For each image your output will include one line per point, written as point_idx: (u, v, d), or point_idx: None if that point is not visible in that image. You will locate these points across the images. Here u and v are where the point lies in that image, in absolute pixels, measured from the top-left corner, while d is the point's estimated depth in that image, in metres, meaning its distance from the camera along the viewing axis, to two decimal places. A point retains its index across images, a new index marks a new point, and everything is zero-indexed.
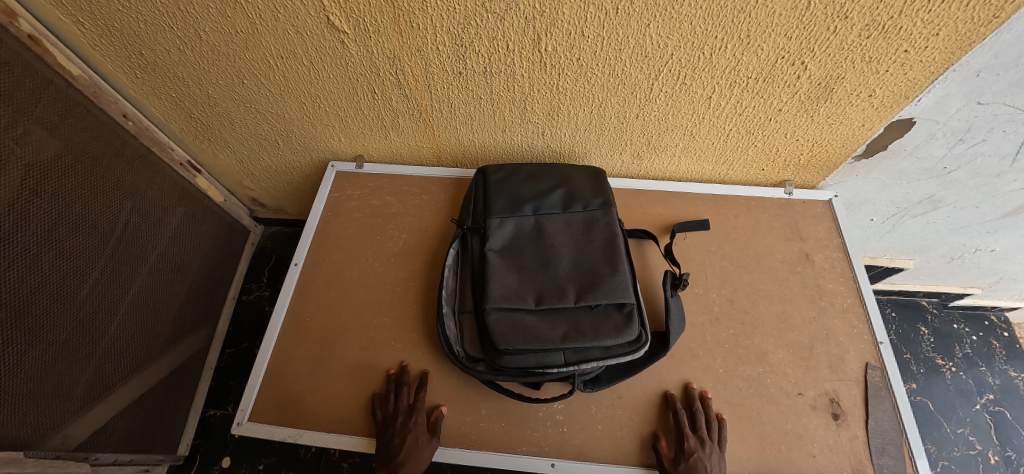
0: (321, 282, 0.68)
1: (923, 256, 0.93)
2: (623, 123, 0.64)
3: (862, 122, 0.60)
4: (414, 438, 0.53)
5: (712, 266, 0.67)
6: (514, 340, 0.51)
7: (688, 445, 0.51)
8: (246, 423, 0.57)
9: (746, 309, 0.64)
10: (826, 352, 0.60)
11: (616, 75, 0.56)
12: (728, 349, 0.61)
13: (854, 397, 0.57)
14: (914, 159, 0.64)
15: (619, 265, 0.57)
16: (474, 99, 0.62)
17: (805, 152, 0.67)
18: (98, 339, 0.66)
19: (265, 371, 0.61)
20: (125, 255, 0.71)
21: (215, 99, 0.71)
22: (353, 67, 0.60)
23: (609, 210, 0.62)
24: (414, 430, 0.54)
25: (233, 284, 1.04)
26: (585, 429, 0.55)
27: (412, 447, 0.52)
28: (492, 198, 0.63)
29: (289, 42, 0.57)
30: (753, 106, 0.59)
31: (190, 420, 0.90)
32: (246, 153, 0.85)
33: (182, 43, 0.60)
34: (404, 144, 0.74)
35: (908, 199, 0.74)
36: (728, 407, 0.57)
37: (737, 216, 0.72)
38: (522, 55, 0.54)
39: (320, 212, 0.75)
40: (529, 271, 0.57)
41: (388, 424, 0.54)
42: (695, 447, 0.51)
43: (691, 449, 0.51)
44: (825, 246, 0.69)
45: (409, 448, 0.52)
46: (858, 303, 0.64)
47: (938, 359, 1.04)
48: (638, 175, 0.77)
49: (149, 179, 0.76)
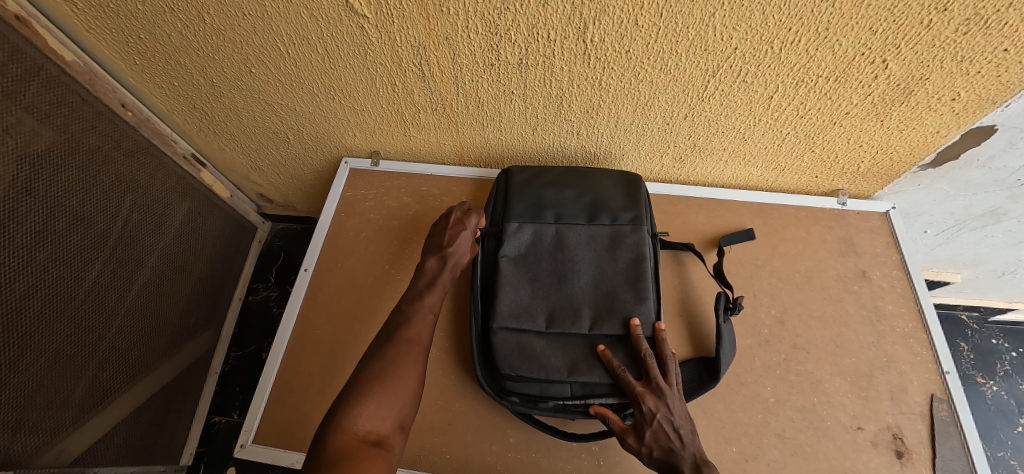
0: (333, 289, 0.63)
1: (971, 270, 0.87)
2: (668, 123, 0.58)
3: (937, 129, 0.53)
4: (469, 233, 0.52)
5: (760, 282, 0.62)
6: (518, 365, 0.47)
7: (644, 409, 0.42)
8: (251, 446, 0.52)
9: (798, 331, 0.58)
10: (887, 382, 0.55)
11: (668, 70, 0.50)
12: (779, 375, 0.56)
13: (919, 433, 0.52)
14: (985, 170, 0.58)
15: (645, 293, 0.50)
16: (505, 94, 0.57)
17: (866, 160, 0.61)
18: (95, 346, 0.62)
19: (273, 386, 0.56)
20: (124, 255, 0.66)
21: (220, 88, 0.65)
22: (372, 55, 0.54)
23: (640, 226, 0.54)
24: (468, 226, 0.53)
25: (239, 284, 0.99)
26: (622, 462, 0.50)
27: (464, 240, 0.51)
28: (511, 199, 0.57)
29: (302, 27, 0.51)
30: (818, 108, 0.53)
31: (194, 426, 0.86)
32: (254, 147, 0.79)
33: (183, 26, 0.54)
34: (424, 141, 0.69)
35: (969, 211, 0.68)
36: (780, 441, 0.52)
37: (786, 227, 0.66)
38: (563, 46, 0.48)
39: (332, 213, 0.70)
40: (543, 286, 0.52)
41: (441, 222, 0.54)
42: (653, 408, 0.42)
43: (648, 413, 0.42)
44: (883, 263, 0.63)
45: (460, 239, 0.51)
46: (921, 327, 0.58)
47: (978, 377, 0.98)
48: (676, 180, 0.71)
49: (150, 173, 0.71)
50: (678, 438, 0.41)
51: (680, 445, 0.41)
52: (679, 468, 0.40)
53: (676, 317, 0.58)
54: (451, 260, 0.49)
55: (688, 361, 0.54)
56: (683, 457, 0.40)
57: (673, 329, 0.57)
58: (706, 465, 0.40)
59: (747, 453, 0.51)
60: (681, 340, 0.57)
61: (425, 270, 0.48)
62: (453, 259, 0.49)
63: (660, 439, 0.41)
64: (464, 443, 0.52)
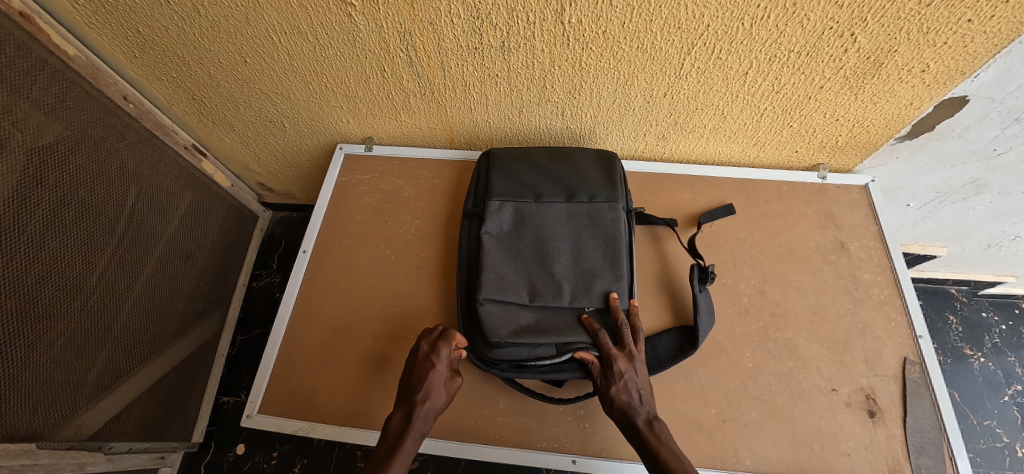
0: (330, 270, 0.66)
1: (958, 243, 0.88)
2: (649, 102, 0.60)
3: (910, 100, 0.55)
4: (439, 375, 0.48)
5: (742, 255, 0.64)
6: (504, 333, 0.49)
7: (615, 368, 0.46)
8: (257, 415, 0.55)
9: (777, 301, 0.60)
10: (862, 346, 0.57)
11: (645, 48, 0.51)
12: (758, 342, 0.58)
13: (891, 394, 0.55)
14: (962, 141, 0.59)
15: (621, 269, 0.53)
16: (490, 77, 0.59)
17: (844, 133, 0.62)
18: (108, 328, 0.65)
19: (274, 361, 0.59)
20: (132, 243, 0.69)
21: (217, 80, 0.67)
22: (361, 42, 0.56)
23: (616, 204, 0.57)
24: (436, 365, 0.48)
25: (242, 272, 1.02)
26: (606, 425, 0.53)
27: (433, 385, 0.47)
28: (493, 180, 0.60)
29: (294, 17, 0.53)
30: (792, 83, 0.54)
31: (203, 407, 0.90)
32: (252, 136, 0.82)
33: (180, 19, 0.56)
34: (415, 125, 0.71)
35: (950, 183, 0.69)
36: (759, 403, 0.54)
37: (768, 202, 0.68)
38: (543, 28, 0.50)
39: (328, 197, 0.72)
40: (526, 261, 0.54)
41: (409, 357, 0.50)
42: (622, 368, 0.46)
43: (616, 372, 0.46)
44: (862, 234, 0.64)
45: (429, 384, 0.47)
46: (897, 294, 0.60)
47: (966, 349, 0.99)
48: (661, 158, 0.73)
49: (153, 163, 0.74)
50: (638, 395, 0.45)
51: (638, 402, 0.45)
52: (634, 422, 0.44)
53: (658, 289, 0.61)
54: (419, 413, 0.46)
55: (670, 330, 0.56)
56: (640, 411, 0.45)
57: (655, 301, 0.60)
58: (658, 421, 0.44)
59: (725, 414, 0.54)
60: (663, 311, 0.59)
61: (391, 429, 0.46)
62: (419, 414, 0.45)
63: (622, 394, 0.45)
64: (457, 411, 0.54)
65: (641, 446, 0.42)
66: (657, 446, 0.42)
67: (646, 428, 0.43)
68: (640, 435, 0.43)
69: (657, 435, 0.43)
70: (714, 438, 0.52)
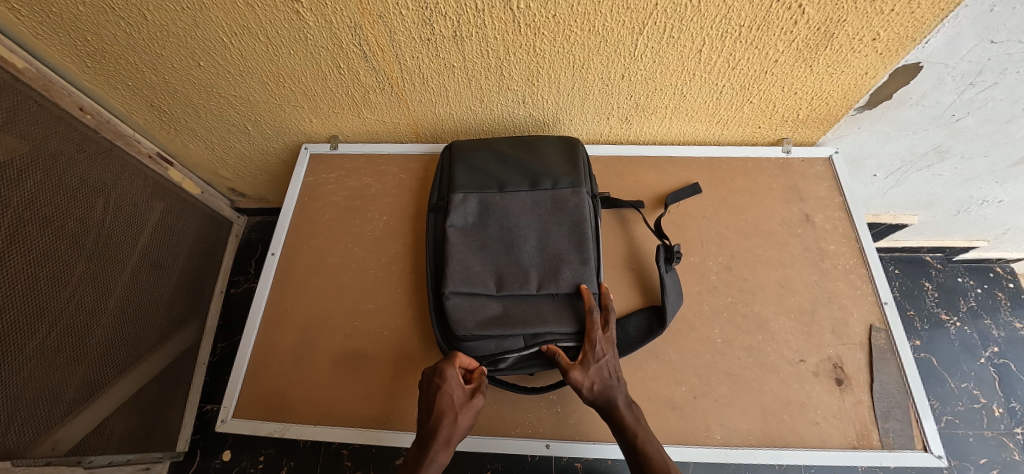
0: (300, 272, 0.65)
1: (928, 211, 0.89)
2: (608, 85, 0.60)
3: (865, 70, 0.55)
4: (450, 398, 0.45)
5: (709, 233, 0.64)
6: (471, 325, 0.49)
7: (595, 350, 0.47)
8: (231, 420, 0.55)
9: (744, 276, 0.61)
10: (829, 316, 0.58)
11: (597, 31, 0.51)
12: (726, 318, 0.59)
13: (858, 361, 0.55)
14: (920, 109, 0.59)
15: (588, 253, 0.53)
16: (447, 68, 0.58)
17: (803, 106, 0.63)
18: (85, 342, 0.65)
19: (248, 364, 0.59)
20: (100, 258, 0.68)
21: (174, 86, 0.66)
22: (312, 39, 0.55)
23: (579, 189, 0.57)
24: (444, 388, 0.45)
25: (220, 279, 1.01)
26: (579, 409, 0.54)
27: (445, 409, 0.44)
28: (456, 173, 0.60)
29: (241, 16, 0.52)
30: (747, 58, 0.54)
31: (188, 416, 0.90)
32: (217, 142, 0.81)
33: (128, 25, 0.55)
34: (378, 121, 0.70)
35: (914, 151, 0.70)
36: (728, 378, 0.55)
37: (734, 179, 0.68)
38: (493, 15, 0.49)
39: (296, 198, 0.72)
40: (492, 252, 0.54)
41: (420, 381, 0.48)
42: (601, 350, 0.48)
43: (596, 353, 0.47)
44: (826, 206, 0.65)
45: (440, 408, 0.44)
46: (861, 263, 0.61)
47: (942, 314, 1.01)
48: (627, 140, 0.73)
49: (117, 173, 0.72)
50: (615, 377, 0.47)
51: (615, 384, 0.47)
52: (616, 402, 0.45)
53: (626, 271, 0.61)
54: (435, 441, 0.43)
55: (639, 311, 0.56)
56: (617, 392, 0.46)
57: (624, 283, 0.60)
58: (632, 402, 0.47)
59: (696, 391, 0.54)
60: (632, 293, 0.59)
61: (408, 459, 0.44)
62: (435, 441, 0.43)
63: (601, 376, 0.46)
64: None
65: (620, 427, 0.44)
66: (634, 427, 0.44)
67: (624, 408, 0.46)
68: (619, 416, 0.45)
69: (634, 416, 0.45)
70: (685, 414, 0.53)
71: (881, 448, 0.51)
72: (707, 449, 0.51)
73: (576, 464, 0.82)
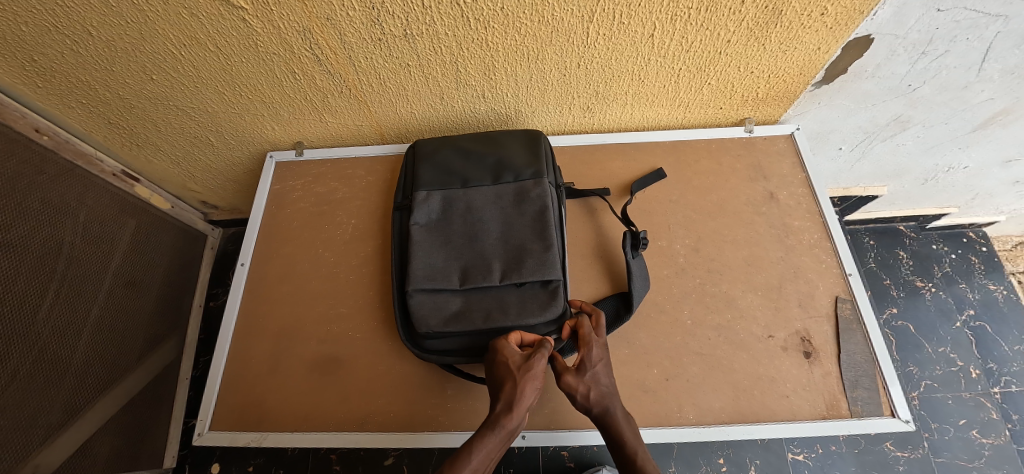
0: (271, 280, 0.65)
1: (896, 181, 0.91)
2: (566, 74, 0.60)
3: (817, 45, 0.54)
4: (510, 362, 0.45)
5: (676, 216, 0.65)
6: (434, 322, 0.51)
7: (596, 356, 0.46)
8: (207, 433, 0.55)
9: (712, 256, 0.62)
10: (796, 290, 0.59)
11: (547, 22, 0.50)
12: (695, 299, 0.59)
13: (825, 333, 0.56)
14: (877, 80, 0.59)
15: (549, 241, 0.53)
16: (402, 67, 0.58)
17: (761, 85, 0.63)
18: (66, 365, 0.65)
19: (222, 376, 0.59)
20: (72, 281, 0.67)
21: (130, 99, 0.65)
22: (263, 46, 0.54)
23: (541, 180, 0.57)
24: (504, 354, 0.45)
25: (199, 292, 1.01)
26: (554, 397, 0.54)
27: (507, 373, 0.44)
28: (420, 171, 0.61)
29: (187, 27, 0.51)
30: (699, 40, 0.54)
31: (172, 432, 0.90)
32: (182, 155, 0.80)
33: (75, 42, 0.54)
34: (341, 124, 0.70)
35: (876, 122, 0.71)
36: (699, 358, 0.56)
37: (698, 161, 0.69)
38: (441, 12, 0.48)
39: (263, 206, 0.71)
40: (455, 247, 0.55)
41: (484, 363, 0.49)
42: (601, 357, 0.46)
43: (594, 359, 0.46)
44: (790, 183, 0.66)
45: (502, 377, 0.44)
46: (826, 237, 0.62)
47: (918, 281, 1.03)
48: (592, 129, 0.73)
49: (81, 193, 0.71)
50: (612, 385, 0.46)
51: (612, 393, 0.45)
52: (612, 411, 0.44)
53: (595, 259, 0.62)
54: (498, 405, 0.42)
55: (607, 298, 0.57)
56: (613, 402, 0.45)
57: (593, 271, 0.61)
58: (626, 412, 0.46)
59: (668, 373, 0.55)
60: (601, 281, 0.60)
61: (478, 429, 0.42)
62: (497, 403, 0.42)
63: (600, 383, 0.45)
64: (407, 401, 0.55)
65: (619, 438, 0.43)
66: (633, 439, 0.43)
67: (620, 419, 0.44)
68: (617, 426, 0.44)
69: (631, 428, 0.44)
70: (658, 397, 0.54)
71: (850, 417, 0.51)
72: (681, 430, 0.51)
73: (562, 453, 0.85)
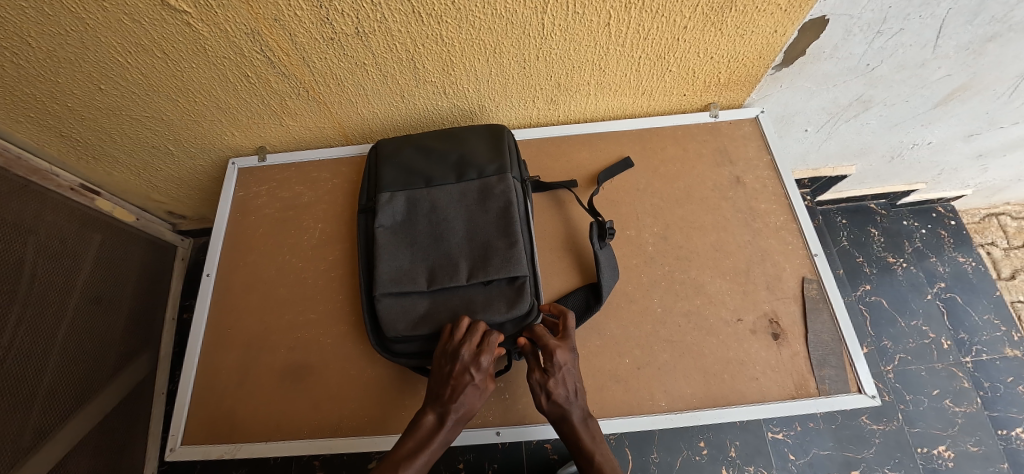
0: (239, 290, 0.64)
1: (864, 160, 0.92)
2: (526, 67, 0.59)
3: (774, 28, 0.54)
4: (476, 388, 0.45)
5: (644, 205, 0.65)
6: (402, 326, 0.50)
7: (556, 361, 0.45)
8: (179, 448, 0.54)
9: (680, 244, 0.62)
10: (762, 273, 0.60)
11: (501, 15, 0.49)
12: (665, 286, 0.60)
13: (792, 314, 0.57)
14: (836, 61, 0.60)
15: (515, 237, 0.53)
16: (358, 66, 0.56)
17: (723, 70, 0.63)
18: (31, 388, 0.63)
19: (192, 389, 0.58)
20: (36, 302, 0.65)
21: (79, 110, 0.62)
22: (212, 50, 0.52)
23: (504, 175, 0.57)
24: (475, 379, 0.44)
25: (170, 305, 0.99)
26: (526, 393, 0.54)
27: (470, 397, 0.45)
28: (383, 172, 0.60)
29: (131, 33, 0.49)
30: (656, 27, 0.53)
31: (151, 448, 0.88)
32: (142, 164, 0.77)
33: (13, 54, 0.50)
34: (303, 127, 0.69)
35: (838, 103, 0.71)
36: (669, 345, 0.56)
37: (665, 149, 0.69)
38: (391, 8, 0.47)
39: (228, 215, 0.70)
40: (421, 247, 0.54)
41: (437, 358, 0.47)
42: (563, 361, 0.45)
43: (559, 365, 0.45)
44: (755, 167, 0.67)
45: (465, 397, 0.44)
46: (791, 219, 0.63)
47: (890, 258, 1.05)
48: (559, 121, 0.73)
49: (37, 210, 0.68)
50: (574, 389, 0.46)
51: (572, 398, 0.45)
52: (569, 416, 0.45)
53: (564, 252, 0.62)
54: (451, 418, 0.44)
55: (577, 290, 0.57)
56: (574, 406, 0.45)
57: (563, 263, 0.61)
58: (589, 417, 0.46)
59: (639, 362, 0.55)
60: (571, 273, 0.60)
61: (419, 427, 0.44)
62: (452, 419, 0.44)
63: (561, 389, 0.45)
64: (379, 404, 0.55)
65: (575, 444, 0.44)
66: (591, 446, 0.44)
67: (580, 424, 0.45)
68: (574, 431, 0.44)
69: (590, 434, 0.44)
70: (629, 386, 0.54)
71: (818, 395, 0.52)
72: (653, 417, 0.52)
73: (546, 445, 0.86)
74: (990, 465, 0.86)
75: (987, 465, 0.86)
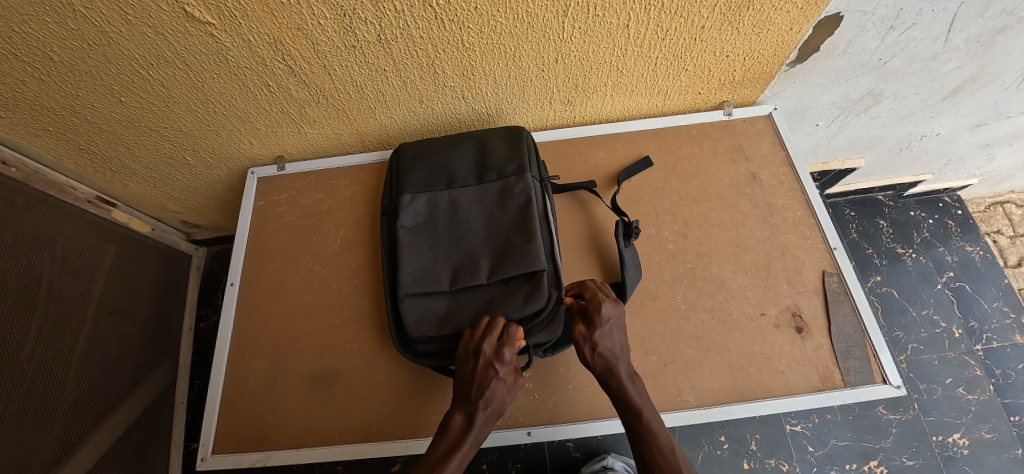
0: (262, 298, 0.64)
1: (872, 153, 0.93)
2: (545, 70, 0.59)
3: (790, 26, 0.55)
4: (502, 382, 0.45)
5: (662, 204, 0.66)
6: (427, 327, 0.51)
7: (602, 313, 0.48)
8: (210, 457, 0.54)
9: (700, 240, 0.63)
10: (783, 268, 0.60)
11: (523, 18, 0.49)
12: (687, 284, 0.60)
13: (814, 307, 0.58)
14: (848, 56, 0.60)
15: (533, 234, 0.53)
16: (378, 73, 0.57)
17: (737, 68, 0.64)
18: (55, 403, 0.63)
19: (220, 398, 0.58)
20: (57, 315, 0.65)
21: (98, 123, 0.62)
22: (233, 60, 0.52)
23: (524, 175, 0.57)
24: (500, 372, 0.45)
25: (186, 314, 0.99)
26: (555, 391, 0.55)
27: (498, 392, 0.45)
28: (405, 175, 0.60)
29: (153, 45, 0.49)
30: (673, 28, 0.54)
31: (172, 456, 0.89)
32: (157, 175, 0.77)
33: (34, 69, 0.50)
34: (321, 134, 0.69)
35: (850, 97, 0.72)
36: (695, 341, 0.57)
37: (680, 147, 0.70)
38: (414, 15, 0.47)
39: (248, 223, 0.70)
40: (443, 248, 0.55)
41: (460, 357, 0.47)
42: (609, 314, 0.48)
43: (606, 317, 0.48)
44: (770, 163, 0.68)
45: (492, 391, 0.44)
46: (809, 213, 0.64)
47: (898, 248, 1.07)
48: (574, 121, 0.74)
49: (55, 224, 0.69)
50: (619, 345, 0.47)
51: (618, 352, 0.47)
52: (615, 368, 0.46)
53: (586, 251, 0.63)
54: (482, 415, 0.44)
55: None
56: (619, 361, 0.47)
57: (585, 263, 0.62)
58: (635, 375, 0.47)
59: (666, 358, 0.56)
60: (594, 273, 0.61)
61: (451, 429, 0.44)
62: (482, 416, 0.44)
63: (608, 341, 0.47)
64: (409, 408, 0.55)
65: (622, 397, 0.45)
66: (638, 400, 0.44)
67: (626, 379, 0.46)
68: (620, 384, 0.45)
69: (637, 389, 0.45)
70: (658, 382, 0.54)
71: (844, 386, 0.53)
72: (682, 413, 0.52)
73: (568, 444, 0.86)
74: (1004, 451, 0.88)
75: (1001, 451, 0.88)
